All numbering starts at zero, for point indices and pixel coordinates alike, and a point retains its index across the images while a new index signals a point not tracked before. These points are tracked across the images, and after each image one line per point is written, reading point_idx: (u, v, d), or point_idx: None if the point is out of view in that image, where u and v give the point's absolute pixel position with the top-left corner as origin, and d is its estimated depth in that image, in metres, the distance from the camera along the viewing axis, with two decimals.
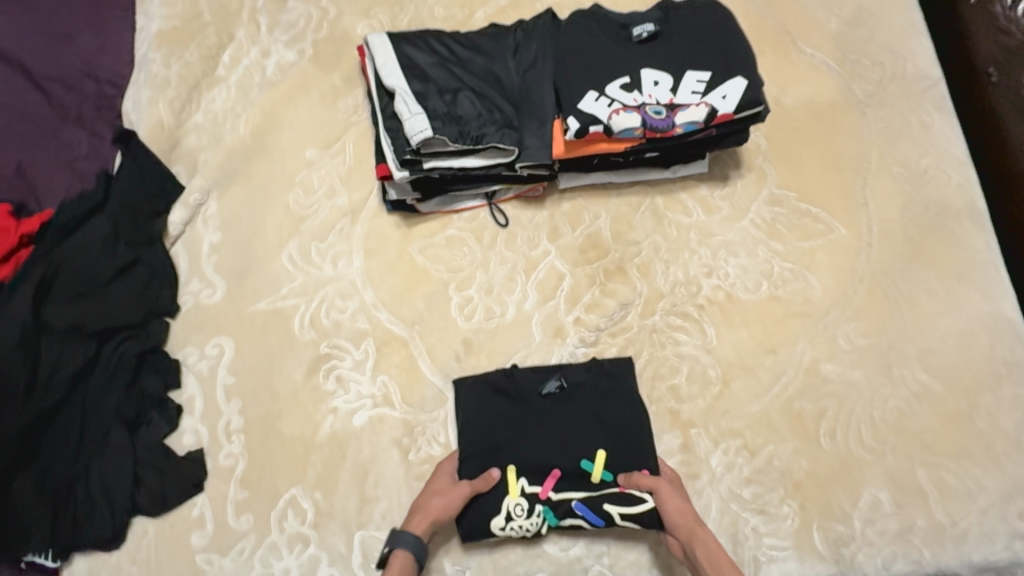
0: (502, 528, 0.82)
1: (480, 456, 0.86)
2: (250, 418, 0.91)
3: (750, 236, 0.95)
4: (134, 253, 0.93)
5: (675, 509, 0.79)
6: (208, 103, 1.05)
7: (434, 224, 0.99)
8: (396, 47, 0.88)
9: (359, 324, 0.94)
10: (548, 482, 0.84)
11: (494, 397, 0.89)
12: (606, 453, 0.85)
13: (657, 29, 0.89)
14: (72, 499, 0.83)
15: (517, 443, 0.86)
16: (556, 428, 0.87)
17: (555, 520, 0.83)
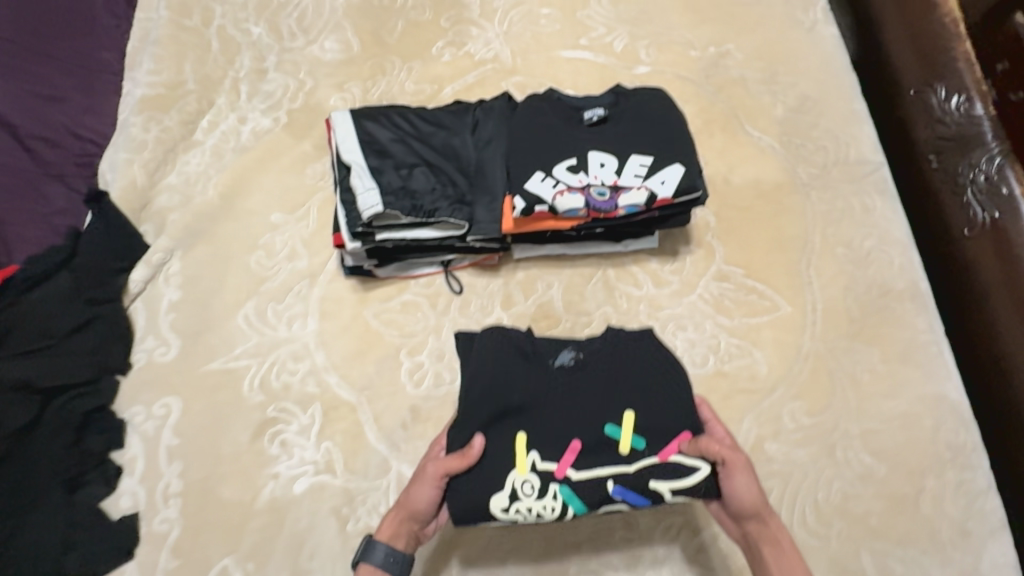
0: (505, 511, 0.73)
1: (495, 437, 0.76)
2: (189, 481, 0.90)
3: (698, 310, 0.97)
4: (94, 309, 0.95)
5: (745, 490, 0.71)
6: (183, 165, 1.10)
7: (391, 289, 1.01)
8: (356, 124, 0.93)
9: (308, 387, 0.94)
10: (567, 458, 0.73)
11: (510, 352, 0.80)
12: (634, 415, 0.76)
13: (607, 113, 0.94)
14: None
15: (536, 409, 0.77)
16: (577, 390, 0.78)
17: (579, 500, 0.73)
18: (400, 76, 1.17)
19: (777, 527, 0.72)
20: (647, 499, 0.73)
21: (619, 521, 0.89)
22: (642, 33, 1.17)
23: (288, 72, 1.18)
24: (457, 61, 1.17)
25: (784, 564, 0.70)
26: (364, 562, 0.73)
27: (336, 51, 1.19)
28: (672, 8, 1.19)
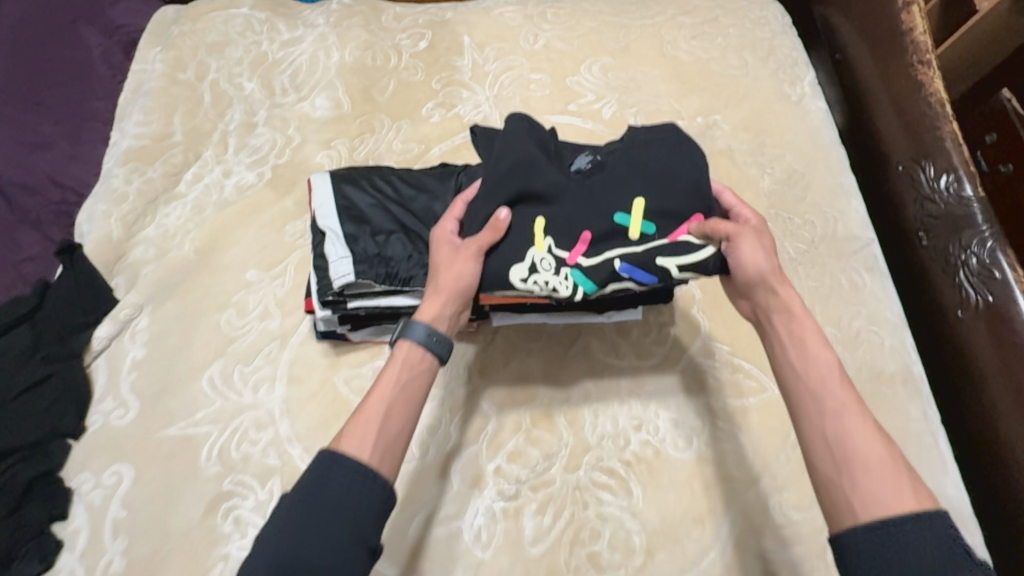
0: (524, 281, 0.76)
1: (512, 183, 0.78)
2: (132, 559, 0.83)
3: (682, 388, 0.94)
4: (50, 367, 0.92)
5: (756, 243, 0.74)
6: (162, 217, 1.09)
7: (364, 353, 0.97)
8: (335, 188, 0.92)
9: (269, 458, 0.89)
10: (578, 246, 0.77)
11: (534, 147, 0.81)
12: (643, 203, 0.78)
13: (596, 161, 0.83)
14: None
15: (551, 197, 0.79)
16: (594, 194, 0.79)
17: (591, 288, 0.76)
18: (388, 135, 1.17)
19: (797, 310, 0.71)
20: (653, 276, 0.75)
21: None
22: (630, 101, 1.18)
23: (276, 127, 1.18)
24: (446, 122, 1.18)
25: (802, 356, 0.68)
26: (403, 342, 0.74)
27: (326, 109, 1.19)
28: (660, 78, 1.21)
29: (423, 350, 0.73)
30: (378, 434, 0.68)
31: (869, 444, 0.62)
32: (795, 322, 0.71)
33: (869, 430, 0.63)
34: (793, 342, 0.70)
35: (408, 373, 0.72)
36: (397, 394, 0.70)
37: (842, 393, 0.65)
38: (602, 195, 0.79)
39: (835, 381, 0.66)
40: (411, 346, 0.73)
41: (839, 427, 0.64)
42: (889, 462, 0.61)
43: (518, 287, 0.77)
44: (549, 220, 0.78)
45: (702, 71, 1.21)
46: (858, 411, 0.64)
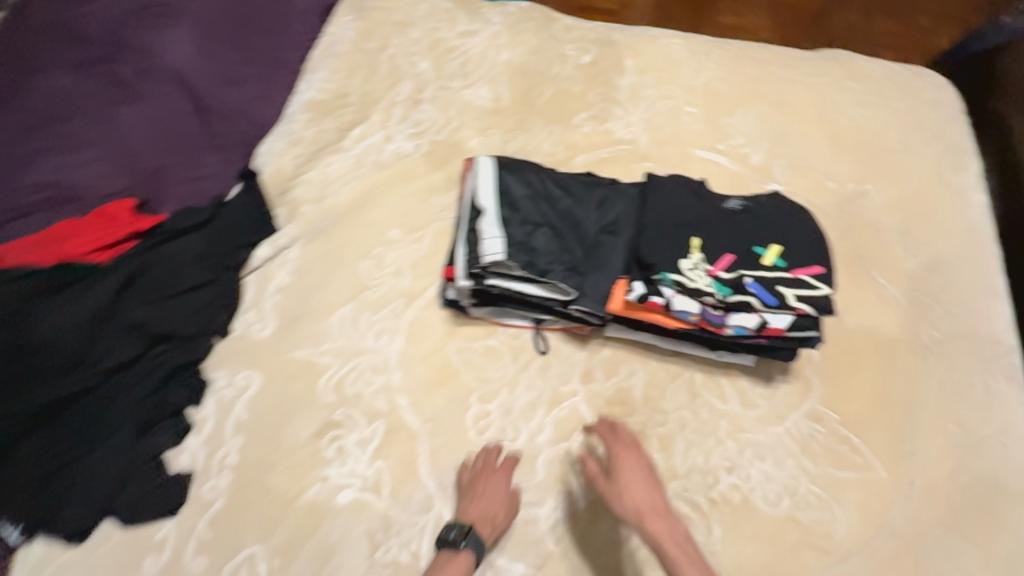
0: (684, 271, 0.89)
1: (668, 218, 0.94)
2: (246, 458, 0.92)
3: (783, 444, 0.92)
4: (214, 273, 1.03)
5: (635, 468, 0.85)
6: (325, 165, 1.18)
7: (479, 330, 1.03)
8: (497, 173, 0.99)
9: (378, 403, 0.96)
10: (722, 261, 0.89)
11: (687, 192, 0.98)
12: (782, 247, 0.90)
13: (743, 208, 0.96)
14: (62, 482, 0.85)
15: (700, 225, 0.94)
16: (736, 230, 0.93)
17: (725, 293, 0.87)
18: (539, 136, 1.23)
19: (661, 500, 0.83)
20: (775, 299, 0.85)
21: None
22: (780, 153, 1.19)
23: (439, 107, 1.27)
24: (595, 135, 1.23)
25: (679, 547, 0.77)
26: (456, 552, 0.83)
27: (487, 100, 1.27)
28: (816, 137, 1.20)
29: (478, 551, 0.83)
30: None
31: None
32: (652, 515, 0.80)
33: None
34: (671, 547, 0.77)
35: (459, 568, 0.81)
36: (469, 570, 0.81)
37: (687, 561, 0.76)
38: (743, 231, 0.93)
39: (683, 554, 0.76)
40: (465, 551, 0.83)
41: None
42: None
43: (677, 274, 0.89)
44: (703, 242, 0.92)
45: (861, 139, 1.19)
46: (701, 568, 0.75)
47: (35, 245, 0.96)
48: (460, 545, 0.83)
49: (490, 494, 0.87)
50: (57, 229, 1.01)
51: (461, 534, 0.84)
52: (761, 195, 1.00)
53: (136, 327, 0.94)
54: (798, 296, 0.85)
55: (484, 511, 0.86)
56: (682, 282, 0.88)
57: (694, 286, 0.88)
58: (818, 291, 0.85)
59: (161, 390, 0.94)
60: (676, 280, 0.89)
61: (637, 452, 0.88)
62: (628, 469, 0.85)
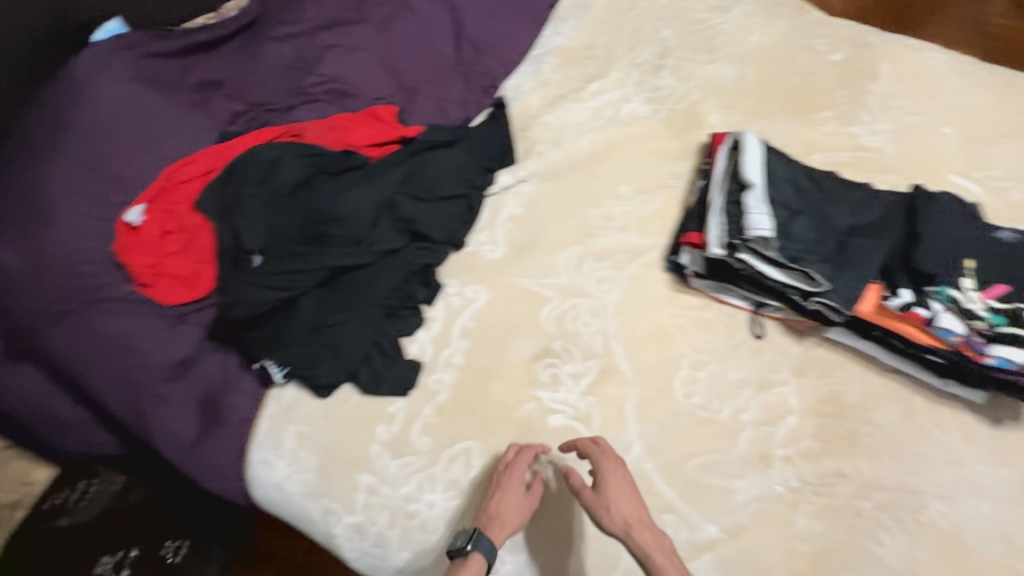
0: (957, 291, 0.88)
1: (939, 235, 0.91)
2: (470, 362, 1.00)
3: (1004, 489, 0.89)
4: (465, 190, 1.11)
5: (618, 483, 0.81)
6: (564, 112, 1.22)
7: (697, 301, 1.05)
8: (764, 152, 0.98)
9: (595, 344, 1.01)
10: (999, 289, 0.87)
11: (959, 212, 0.93)
12: None
13: (1017, 240, 0.91)
14: (328, 340, 0.98)
15: (971, 249, 0.91)
16: (1009, 261, 0.89)
17: (999, 323, 0.86)
18: (779, 123, 1.20)
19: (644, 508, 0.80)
20: None
21: None
22: None
23: (680, 77, 1.26)
24: (839, 134, 1.18)
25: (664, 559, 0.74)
26: (470, 554, 0.76)
27: (731, 78, 1.25)
28: None
29: (490, 554, 0.77)
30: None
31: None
32: (642, 527, 0.77)
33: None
34: (657, 557, 0.74)
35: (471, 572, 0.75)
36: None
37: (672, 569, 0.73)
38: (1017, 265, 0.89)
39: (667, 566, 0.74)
40: (475, 554, 0.76)
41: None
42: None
43: (955, 291, 0.88)
44: (977, 266, 0.89)
45: None
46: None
47: (326, 130, 1.09)
48: (468, 549, 0.76)
49: (506, 501, 0.82)
50: (336, 121, 1.11)
51: (467, 538, 0.77)
52: None
53: (402, 221, 1.04)
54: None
55: (491, 513, 0.81)
56: (958, 301, 0.88)
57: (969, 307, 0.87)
58: None
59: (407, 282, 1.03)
60: (952, 297, 0.88)
61: (614, 460, 0.84)
62: (615, 481, 0.81)
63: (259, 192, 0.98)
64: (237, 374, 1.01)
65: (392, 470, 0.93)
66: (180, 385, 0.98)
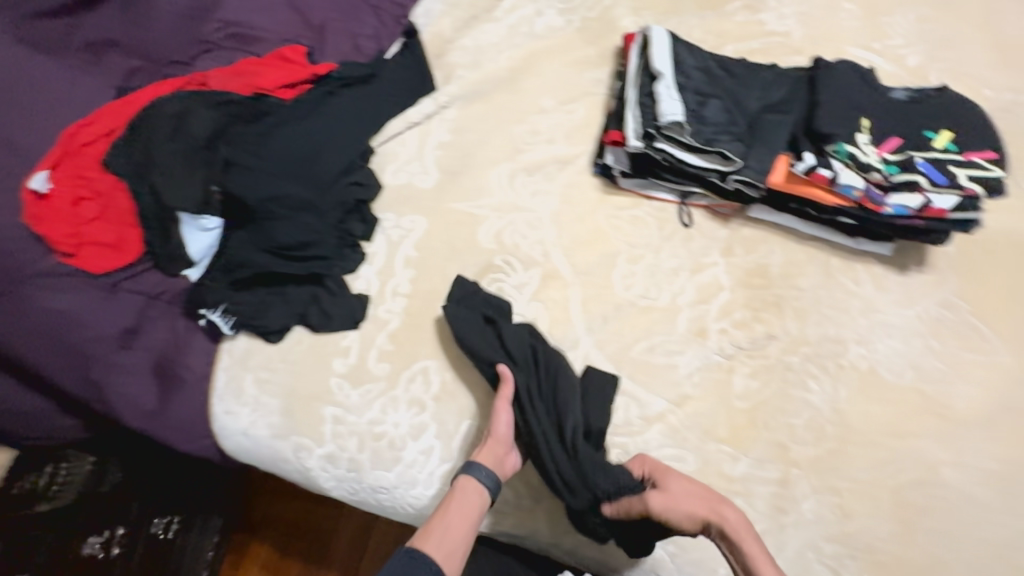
0: (858, 145, 0.93)
1: (839, 101, 0.95)
2: (417, 287, 1.02)
3: (912, 325, 0.99)
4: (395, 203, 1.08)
5: (675, 483, 0.82)
6: (480, 33, 1.20)
7: (627, 201, 1.08)
8: (672, 43, 1.01)
9: (534, 253, 1.04)
10: (891, 143, 0.93)
11: (858, 80, 0.98)
12: (952, 133, 0.93)
13: (911, 97, 0.98)
14: (275, 290, 1.00)
15: (872, 108, 0.96)
16: (906, 112, 0.96)
17: (893, 172, 0.91)
18: (690, 21, 1.21)
19: (737, 518, 0.79)
20: (945, 177, 0.89)
21: (775, 475, 0.91)
22: (938, 58, 1.16)
23: None
24: (749, 25, 1.20)
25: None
26: (464, 475, 0.85)
27: None
28: (978, 46, 1.17)
29: (480, 480, 0.84)
30: (457, 540, 0.80)
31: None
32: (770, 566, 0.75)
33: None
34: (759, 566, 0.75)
35: (470, 497, 0.83)
36: (461, 516, 0.81)
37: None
38: (911, 120, 0.95)
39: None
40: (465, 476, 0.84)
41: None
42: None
43: (851, 146, 0.92)
44: (872, 124, 0.94)
45: None
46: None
47: (233, 76, 1.06)
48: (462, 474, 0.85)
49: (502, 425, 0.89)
50: (243, 67, 1.08)
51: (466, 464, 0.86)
52: (931, 88, 1.00)
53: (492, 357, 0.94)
54: (970, 177, 0.88)
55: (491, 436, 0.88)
56: (854, 156, 0.92)
57: (864, 160, 0.92)
58: (990, 172, 0.89)
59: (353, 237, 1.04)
60: (848, 153, 0.92)
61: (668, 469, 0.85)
62: (678, 486, 0.82)
63: (173, 147, 0.96)
64: (188, 333, 1.01)
65: (354, 399, 0.96)
66: (133, 353, 0.97)
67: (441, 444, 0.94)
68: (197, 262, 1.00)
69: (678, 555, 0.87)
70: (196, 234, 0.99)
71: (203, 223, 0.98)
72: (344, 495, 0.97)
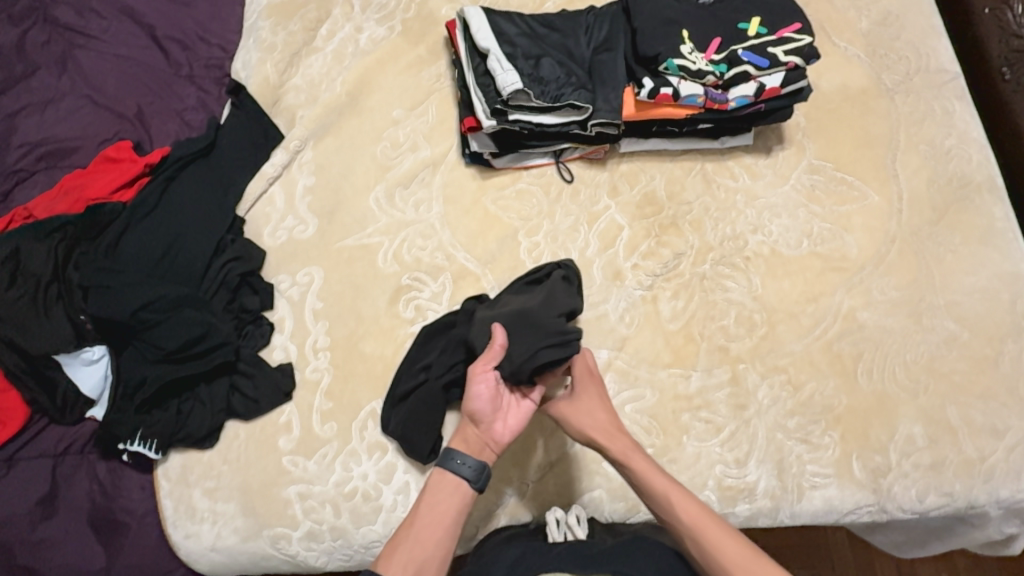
0: (685, 56, 0.98)
1: (656, 23, 1.00)
2: (336, 337, 0.99)
3: (792, 199, 1.06)
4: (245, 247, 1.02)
5: (585, 416, 0.85)
6: (307, 68, 1.15)
7: (506, 178, 1.09)
8: (488, 18, 1.02)
9: (438, 260, 1.03)
10: (712, 45, 0.99)
11: None
12: (761, 18, 1.00)
13: None
14: (188, 395, 0.94)
15: (687, 18, 1.01)
16: (717, 12, 1.02)
17: (723, 70, 0.98)
18: None
19: (618, 437, 0.83)
20: (767, 60, 0.97)
21: (726, 376, 0.96)
22: None
23: None
24: None
25: (648, 492, 0.80)
26: (441, 468, 0.80)
27: None
28: None
29: (456, 469, 0.79)
30: (427, 548, 0.75)
31: (723, 548, 0.75)
32: (652, 480, 0.80)
33: (732, 536, 0.76)
34: (637, 483, 0.81)
35: (448, 494, 0.78)
36: (434, 511, 0.77)
37: (692, 517, 0.77)
38: (723, 18, 1.01)
39: (681, 504, 0.78)
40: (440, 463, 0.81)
41: (701, 540, 0.76)
42: (749, 563, 0.74)
43: (680, 59, 0.97)
44: (691, 32, 1.00)
45: None
46: (695, 510, 0.78)
47: (59, 197, 0.99)
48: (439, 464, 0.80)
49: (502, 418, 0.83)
50: (66, 183, 1.00)
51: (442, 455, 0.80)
52: None
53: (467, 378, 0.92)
54: (786, 52, 0.97)
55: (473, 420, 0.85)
56: (685, 67, 0.97)
57: (696, 68, 0.97)
58: (800, 43, 0.97)
59: (251, 312, 0.99)
60: (679, 66, 0.97)
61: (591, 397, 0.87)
62: (584, 422, 0.84)
63: (17, 294, 0.89)
64: (113, 476, 0.92)
65: (313, 469, 0.92)
66: (57, 520, 0.88)
67: (414, 476, 0.92)
68: (98, 399, 0.93)
69: None
70: (83, 370, 0.91)
71: (85, 356, 0.91)
72: (342, 565, 0.93)
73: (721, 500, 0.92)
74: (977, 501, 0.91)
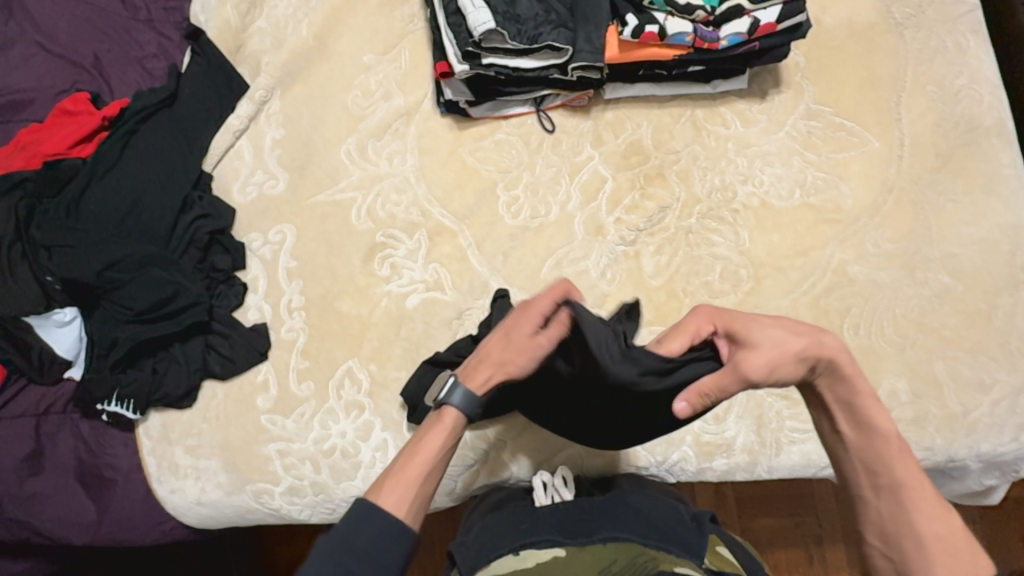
0: None
1: None
2: (310, 296, 0.97)
3: (787, 147, 1.00)
4: (213, 207, 0.99)
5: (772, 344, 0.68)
6: (270, 9, 1.08)
7: (484, 128, 1.03)
8: None
9: (413, 216, 1.00)
10: None
11: None
12: None
13: None
14: (163, 355, 0.93)
15: None
16: None
17: (715, 4, 0.91)
18: None
19: (846, 364, 0.69)
20: None
21: None
22: None
23: None
24: None
25: (857, 425, 0.69)
26: (447, 406, 0.72)
27: None
28: None
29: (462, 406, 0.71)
30: (431, 486, 0.69)
31: (930, 521, 0.63)
32: (871, 411, 0.68)
33: (946, 512, 0.63)
34: (844, 410, 0.70)
35: (453, 428, 0.72)
36: (443, 455, 0.71)
37: (906, 468, 0.65)
38: None
39: (900, 452, 0.66)
40: (451, 406, 0.72)
41: (903, 500, 0.64)
42: (959, 553, 0.61)
43: None
44: None
45: None
46: (911, 469, 0.65)
47: (17, 153, 0.95)
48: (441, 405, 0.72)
49: (503, 338, 0.73)
50: (23, 137, 0.96)
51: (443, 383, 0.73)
52: None
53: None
54: None
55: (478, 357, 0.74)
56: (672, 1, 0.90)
57: (684, 2, 0.90)
58: None
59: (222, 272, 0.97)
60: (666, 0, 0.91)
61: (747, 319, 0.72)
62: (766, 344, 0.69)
63: None
64: (96, 434, 0.93)
65: (292, 426, 0.93)
66: (44, 476, 0.90)
67: (392, 433, 0.92)
68: (74, 360, 0.92)
69: (646, 441, 0.92)
70: (56, 332, 0.91)
71: (57, 318, 0.90)
72: (325, 518, 0.94)
73: (698, 455, 0.92)
74: (956, 455, 0.90)
